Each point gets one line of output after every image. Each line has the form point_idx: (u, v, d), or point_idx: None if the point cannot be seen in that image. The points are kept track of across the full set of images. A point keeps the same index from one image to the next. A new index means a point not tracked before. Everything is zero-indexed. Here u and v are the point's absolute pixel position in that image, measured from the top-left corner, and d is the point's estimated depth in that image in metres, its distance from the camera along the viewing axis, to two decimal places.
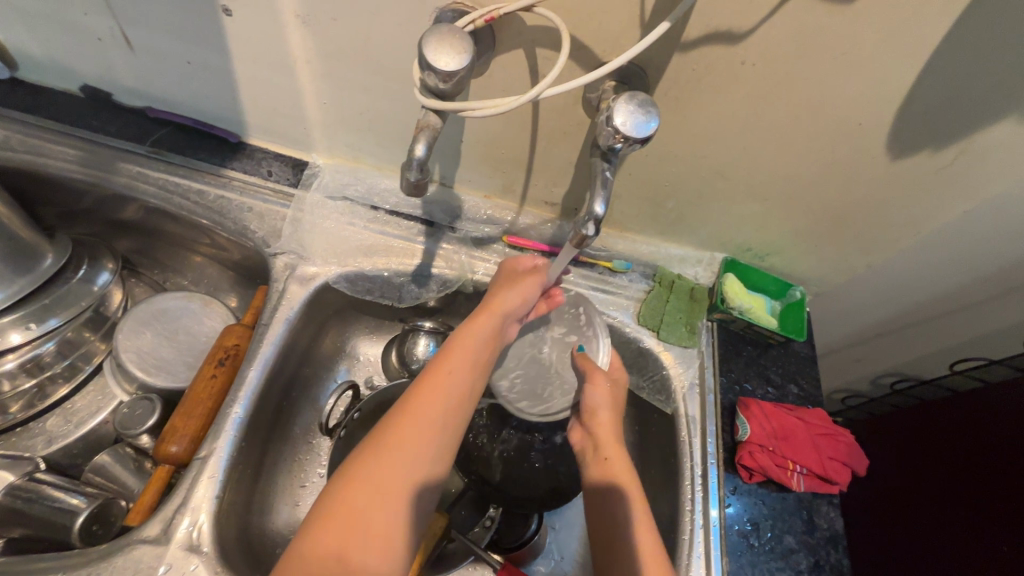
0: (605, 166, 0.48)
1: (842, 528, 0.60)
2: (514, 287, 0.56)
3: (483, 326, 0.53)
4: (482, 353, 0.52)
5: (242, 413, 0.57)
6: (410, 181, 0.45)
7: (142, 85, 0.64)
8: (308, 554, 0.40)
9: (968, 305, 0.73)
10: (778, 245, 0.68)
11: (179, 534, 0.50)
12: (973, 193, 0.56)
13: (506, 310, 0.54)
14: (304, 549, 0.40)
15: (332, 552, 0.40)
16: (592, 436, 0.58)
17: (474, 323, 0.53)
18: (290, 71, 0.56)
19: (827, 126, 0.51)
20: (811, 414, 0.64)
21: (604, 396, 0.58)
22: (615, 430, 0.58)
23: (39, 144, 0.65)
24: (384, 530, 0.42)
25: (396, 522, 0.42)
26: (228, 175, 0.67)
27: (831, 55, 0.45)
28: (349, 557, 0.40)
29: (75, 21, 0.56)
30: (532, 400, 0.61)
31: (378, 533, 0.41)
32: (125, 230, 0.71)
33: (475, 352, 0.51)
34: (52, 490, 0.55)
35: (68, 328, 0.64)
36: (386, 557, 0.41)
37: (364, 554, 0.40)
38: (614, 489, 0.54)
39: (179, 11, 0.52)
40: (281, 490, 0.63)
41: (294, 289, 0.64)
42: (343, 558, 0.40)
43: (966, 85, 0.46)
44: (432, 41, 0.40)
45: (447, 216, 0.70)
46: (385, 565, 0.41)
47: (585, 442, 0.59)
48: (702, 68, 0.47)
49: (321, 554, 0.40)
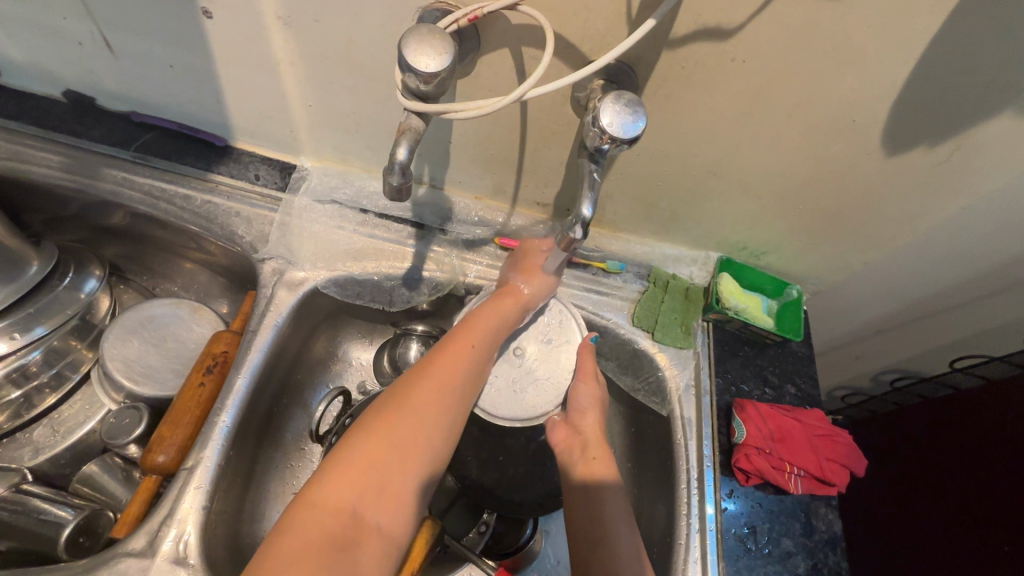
0: (593, 167, 0.47)
1: (841, 530, 0.60)
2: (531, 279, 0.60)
3: (504, 312, 0.57)
4: (497, 339, 0.55)
5: (230, 421, 0.56)
6: (393, 185, 0.44)
7: (126, 89, 0.63)
8: (322, 505, 0.40)
9: (969, 302, 0.72)
10: (774, 243, 0.67)
11: (165, 547, 0.49)
12: (972, 188, 0.55)
13: (523, 303, 0.59)
14: (318, 500, 0.40)
15: (348, 507, 0.40)
16: (580, 434, 0.59)
17: (494, 308, 0.57)
18: (274, 74, 0.55)
19: (820, 123, 0.50)
20: (809, 415, 0.63)
21: (593, 394, 0.60)
22: (602, 430, 0.59)
23: (23, 151, 0.64)
24: (399, 488, 0.43)
25: (410, 485, 0.44)
26: (215, 179, 0.67)
27: (822, 51, 0.44)
28: (364, 514, 0.41)
29: (55, 25, 0.55)
30: (514, 403, 0.60)
31: (392, 493, 0.42)
32: (113, 237, 0.70)
33: (493, 336, 0.55)
34: (40, 502, 0.55)
35: (55, 337, 0.63)
36: (396, 516, 0.42)
37: (377, 511, 0.41)
38: (605, 489, 0.55)
39: (159, 15, 0.51)
40: (272, 497, 0.62)
41: (282, 294, 0.63)
42: (359, 515, 0.40)
43: (961, 80, 0.45)
44: (412, 42, 0.39)
45: (437, 217, 0.69)
46: (393, 523, 0.42)
47: (572, 440, 0.59)
48: (691, 66, 0.46)
49: (336, 506, 0.40)
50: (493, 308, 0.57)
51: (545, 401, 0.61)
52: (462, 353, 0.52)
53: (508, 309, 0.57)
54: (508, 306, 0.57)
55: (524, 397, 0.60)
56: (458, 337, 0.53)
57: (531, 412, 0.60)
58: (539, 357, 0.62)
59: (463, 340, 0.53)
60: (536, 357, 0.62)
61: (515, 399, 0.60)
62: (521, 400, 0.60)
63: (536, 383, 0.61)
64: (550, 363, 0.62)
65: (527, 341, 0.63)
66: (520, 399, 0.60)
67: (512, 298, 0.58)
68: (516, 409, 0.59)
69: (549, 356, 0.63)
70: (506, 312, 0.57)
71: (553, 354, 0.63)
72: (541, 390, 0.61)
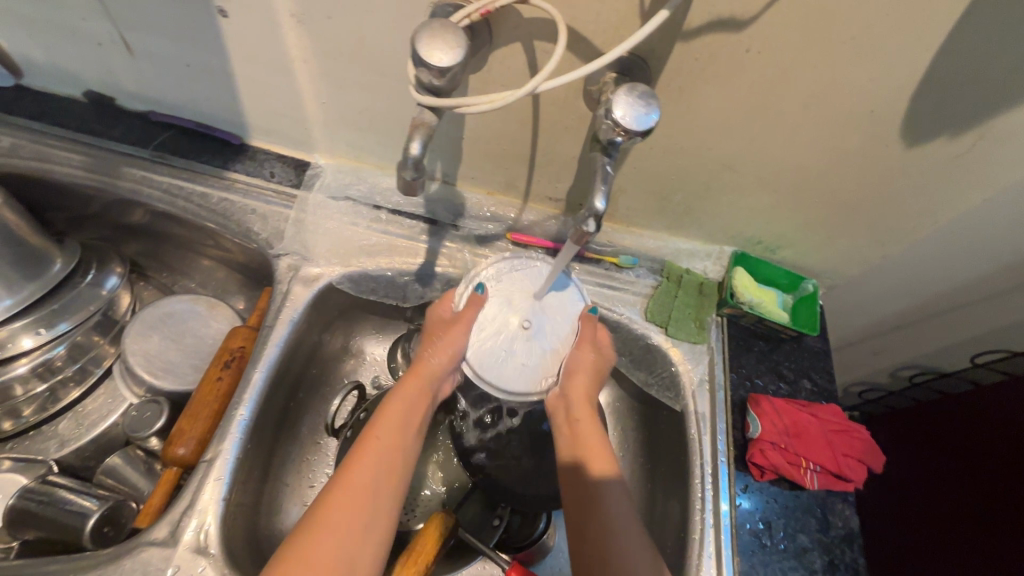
0: (606, 160, 0.47)
1: (858, 526, 0.59)
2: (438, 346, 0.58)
3: (412, 392, 0.56)
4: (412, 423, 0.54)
5: (247, 415, 0.57)
6: (405, 180, 0.44)
7: (145, 90, 0.64)
8: None
9: (991, 296, 0.71)
10: (790, 237, 0.66)
11: (186, 537, 0.50)
12: (993, 179, 0.54)
13: (431, 376, 0.58)
14: None
15: None
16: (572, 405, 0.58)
17: (403, 390, 0.56)
18: (289, 71, 0.56)
19: (837, 114, 0.50)
20: (826, 410, 0.63)
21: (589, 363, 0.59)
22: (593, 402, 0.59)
23: (45, 151, 0.65)
24: None
25: None
26: (231, 176, 0.67)
27: (840, 40, 0.43)
28: None
29: (75, 26, 0.56)
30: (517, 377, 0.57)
31: None
32: (132, 234, 0.72)
33: (408, 419, 0.54)
34: (63, 493, 0.56)
35: (78, 332, 0.64)
36: None
37: None
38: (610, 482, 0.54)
39: (175, 14, 0.52)
40: (289, 490, 0.63)
41: (298, 290, 0.64)
42: None
43: (984, 69, 0.44)
44: (425, 37, 0.39)
45: (450, 213, 0.69)
46: None
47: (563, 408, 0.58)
48: (705, 58, 0.46)
49: None
50: (403, 390, 0.56)
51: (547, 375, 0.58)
52: (374, 451, 0.50)
53: (416, 390, 0.57)
54: (417, 384, 0.57)
55: (538, 366, 0.58)
56: (371, 435, 0.52)
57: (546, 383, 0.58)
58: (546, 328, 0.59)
59: (374, 434, 0.52)
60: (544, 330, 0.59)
61: (519, 371, 0.57)
62: (534, 370, 0.58)
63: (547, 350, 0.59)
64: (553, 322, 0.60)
65: (523, 304, 0.60)
66: (534, 371, 0.58)
67: (419, 375, 0.58)
68: (531, 383, 0.57)
69: (553, 318, 0.60)
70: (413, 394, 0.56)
71: (556, 315, 0.60)
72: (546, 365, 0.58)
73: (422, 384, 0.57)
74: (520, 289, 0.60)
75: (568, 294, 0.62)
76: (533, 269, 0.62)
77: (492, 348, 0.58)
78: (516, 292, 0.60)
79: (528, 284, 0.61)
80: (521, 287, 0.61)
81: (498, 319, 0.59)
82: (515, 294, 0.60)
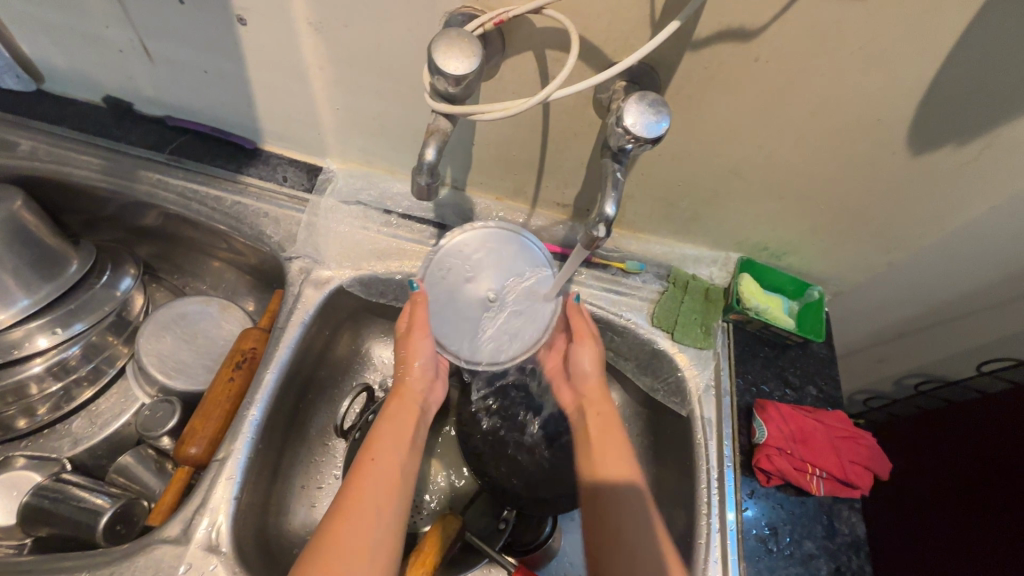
0: (617, 166, 0.48)
1: (864, 533, 0.59)
2: (415, 348, 0.59)
3: (396, 408, 0.58)
4: (405, 431, 0.56)
5: (259, 415, 0.57)
6: (420, 184, 0.46)
7: (163, 95, 0.65)
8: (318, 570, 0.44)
9: (996, 304, 0.71)
10: (795, 244, 0.66)
11: (198, 535, 0.51)
12: (1000, 188, 0.54)
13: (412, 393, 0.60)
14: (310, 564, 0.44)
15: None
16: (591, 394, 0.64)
17: (390, 408, 0.58)
18: (304, 77, 0.57)
19: (844, 123, 0.50)
20: (830, 416, 0.63)
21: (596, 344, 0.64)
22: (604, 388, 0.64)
23: (63, 154, 0.67)
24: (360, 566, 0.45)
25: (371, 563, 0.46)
26: (244, 180, 0.69)
27: (847, 51, 0.44)
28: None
29: (97, 33, 0.58)
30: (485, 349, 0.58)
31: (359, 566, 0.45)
32: (146, 236, 0.73)
33: (401, 429, 0.56)
34: (77, 490, 0.56)
35: (93, 332, 0.66)
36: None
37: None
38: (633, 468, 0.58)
39: (195, 21, 0.53)
40: (298, 491, 0.64)
41: (309, 293, 0.65)
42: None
43: (990, 79, 0.44)
44: (441, 46, 0.40)
45: (459, 218, 0.70)
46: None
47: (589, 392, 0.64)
48: (714, 67, 0.47)
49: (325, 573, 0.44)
50: (388, 414, 0.57)
51: (513, 346, 0.59)
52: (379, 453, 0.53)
53: (402, 407, 0.58)
54: (400, 402, 0.59)
55: (513, 324, 0.59)
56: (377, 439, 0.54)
57: (530, 337, 0.60)
58: (507, 293, 0.59)
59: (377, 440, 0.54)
60: (509, 301, 0.59)
61: (481, 343, 0.58)
62: (500, 341, 0.59)
63: (516, 309, 0.59)
64: (510, 281, 0.59)
65: (477, 277, 0.59)
66: (515, 331, 0.59)
67: (401, 394, 0.59)
68: (520, 345, 0.59)
69: (507, 277, 0.59)
70: (396, 408, 0.58)
71: (511, 273, 0.59)
72: (508, 335, 0.59)
73: (407, 402, 0.59)
74: (467, 262, 0.59)
75: (512, 239, 0.60)
76: (485, 237, 0.60)
77: (456, 330, 0.59)
78: (464, 267, 0.59)
79: (480, 254, 0.59)
80: (466, 257, 0.59)
81: (458, 301, 0.59)
82: (467, 271, 0.59)
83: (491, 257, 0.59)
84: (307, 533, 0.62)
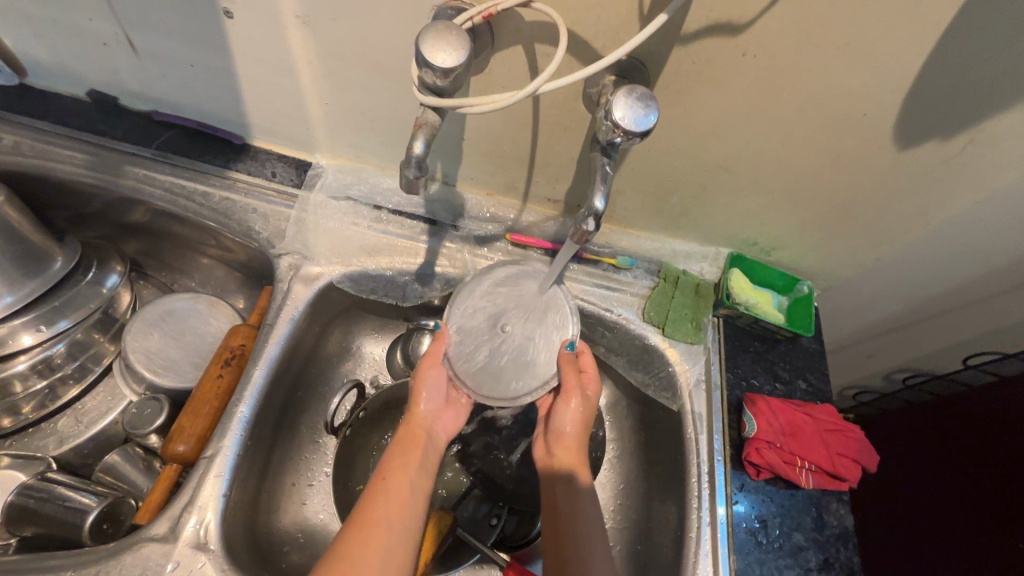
0: (606, 160, 0.48)
1: (853, 525, 0.60)
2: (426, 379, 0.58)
3: (406, 433, 0.56)
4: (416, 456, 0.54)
5: (248, 412, 0.57)
6: (408, 178, 0.45)
7: (149, 90, 0.65)
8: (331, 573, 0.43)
9: (982, 299, 0.71)
10: (785, 239, 0.67)
11: (186, 533, 0.51)
12: (984, 183, 0.55)
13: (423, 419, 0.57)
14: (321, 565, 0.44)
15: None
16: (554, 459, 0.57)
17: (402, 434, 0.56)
18: (292, 71, 0.57)
19: (832, 119, 0.51)
20: (820, 410, 0.63)
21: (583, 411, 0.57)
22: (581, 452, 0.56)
23: (47, 149, 0.66)
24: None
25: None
26: (232, 176, 0.68)
27: (834, 46, 0.44)
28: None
29: (81, 26, 0.57)
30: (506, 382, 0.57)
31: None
32: (134, 233, 0.72)
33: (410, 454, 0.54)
34: (63, 489, 0.56)
35: (78, 329, 0.65)
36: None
37: None
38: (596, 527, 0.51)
39: (180, 14, 0.52)
40: (287, 489, 0.63)
41: (299, 289, 0.64)
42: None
43: (973, 75, 0.45)
44: (429, 38, 0.40)
45: (449, 214, 0.69)
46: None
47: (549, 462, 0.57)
48: (702, 62, 0.47)
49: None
50: (397, 440, 0.55)
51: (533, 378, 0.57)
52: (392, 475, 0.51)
53: (410, 433, 0.56)
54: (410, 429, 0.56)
55: (523, 354, 0.58)
56: (393, 462, 0.53)
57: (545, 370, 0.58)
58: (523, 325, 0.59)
59: (388, 465, 0.52)
60: (523, 331, 0.59)
61: (504, 376, 0.58)
62: (520, 374, 0.58)
63: (532, 339, 0.59)
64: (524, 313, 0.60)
65: (494, 311, 0.60)
66: (526, 360, 0.58)
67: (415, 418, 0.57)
68: (530, 376, 0.58)
69: (516, 312, 0.60)
70: (407, 435, 0.56)
71: (524, 305, 0.60)
72: (529, 366, 0.58)
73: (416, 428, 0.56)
74: (480, 301, 0.60)
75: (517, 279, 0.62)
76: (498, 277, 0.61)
77: (476, 364, 0.58)
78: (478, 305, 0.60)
79: (494, 291, 0.61)
80: (479, 295, 0.60)
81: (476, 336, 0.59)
82: (485, 307, 0.60)
83: (505, 293, 0.61)
84: (297, 531, 0.62)
